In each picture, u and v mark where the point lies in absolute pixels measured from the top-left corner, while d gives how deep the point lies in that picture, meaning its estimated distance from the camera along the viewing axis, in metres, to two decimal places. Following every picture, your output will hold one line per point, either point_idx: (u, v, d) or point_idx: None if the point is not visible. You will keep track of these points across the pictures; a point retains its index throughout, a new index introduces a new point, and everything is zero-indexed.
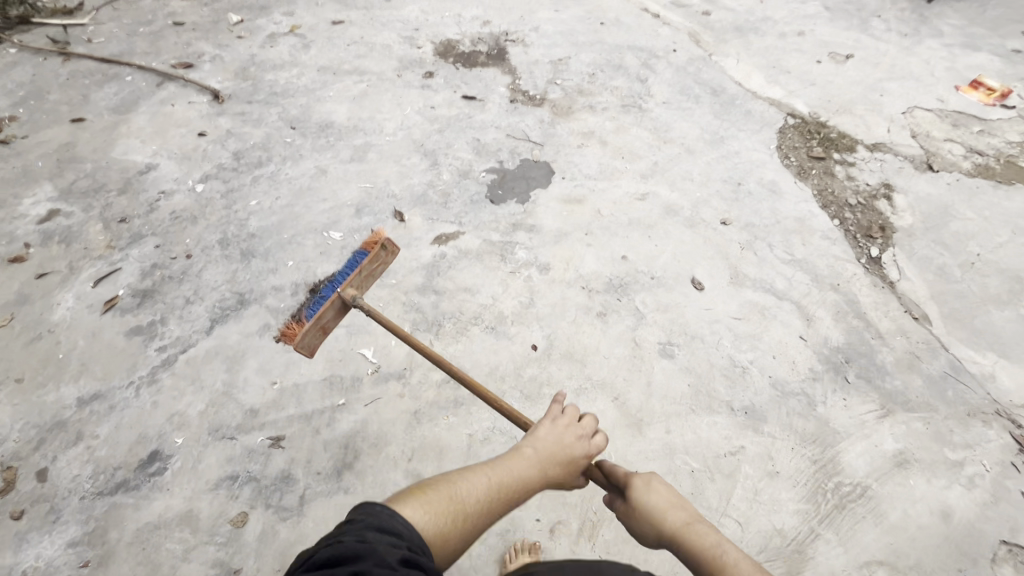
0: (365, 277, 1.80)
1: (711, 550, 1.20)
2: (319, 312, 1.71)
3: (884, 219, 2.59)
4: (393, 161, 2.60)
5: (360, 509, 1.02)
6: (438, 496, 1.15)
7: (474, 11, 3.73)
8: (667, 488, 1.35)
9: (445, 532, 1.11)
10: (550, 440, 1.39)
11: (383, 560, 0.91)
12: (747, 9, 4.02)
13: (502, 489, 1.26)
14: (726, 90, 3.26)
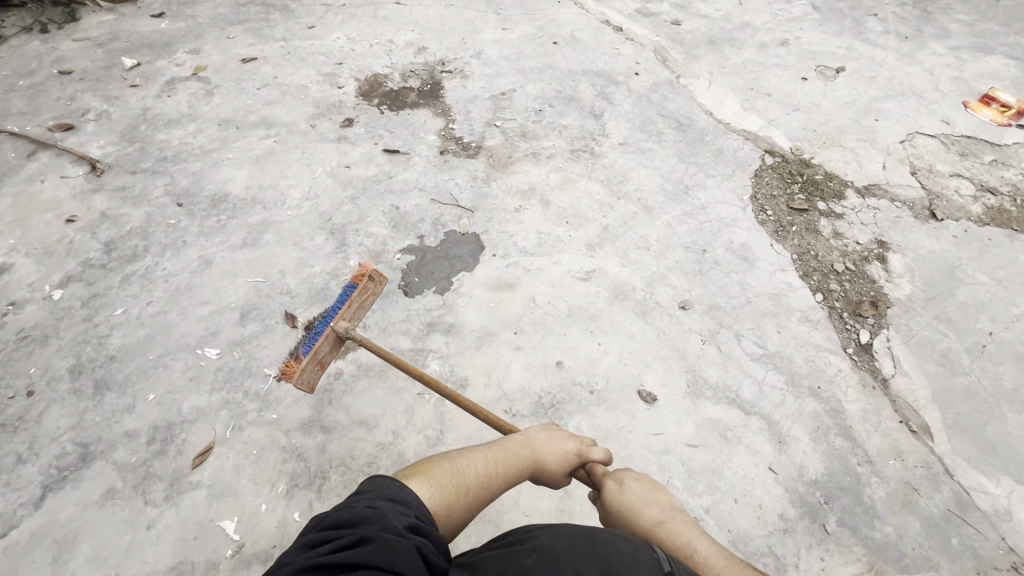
0: (357, 308, 1.77)
1: (685, 547, 1.24)
2: (314, 346, 1.67)
3: (876, 289, 2.17)
4: (293, 244, 2.21)
5: (369, 482, 1.01)
6: (444, 471, 1.29)
7: (409, 36, 3.29)
8: (647, 483, 1.43)
9: (450, 504, 1.23)
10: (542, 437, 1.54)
11: (389, 525, 0.89)
12: (722, 16, 3.54)
13: (499, 473, 1.39)
14: (694, 122, 2.82)
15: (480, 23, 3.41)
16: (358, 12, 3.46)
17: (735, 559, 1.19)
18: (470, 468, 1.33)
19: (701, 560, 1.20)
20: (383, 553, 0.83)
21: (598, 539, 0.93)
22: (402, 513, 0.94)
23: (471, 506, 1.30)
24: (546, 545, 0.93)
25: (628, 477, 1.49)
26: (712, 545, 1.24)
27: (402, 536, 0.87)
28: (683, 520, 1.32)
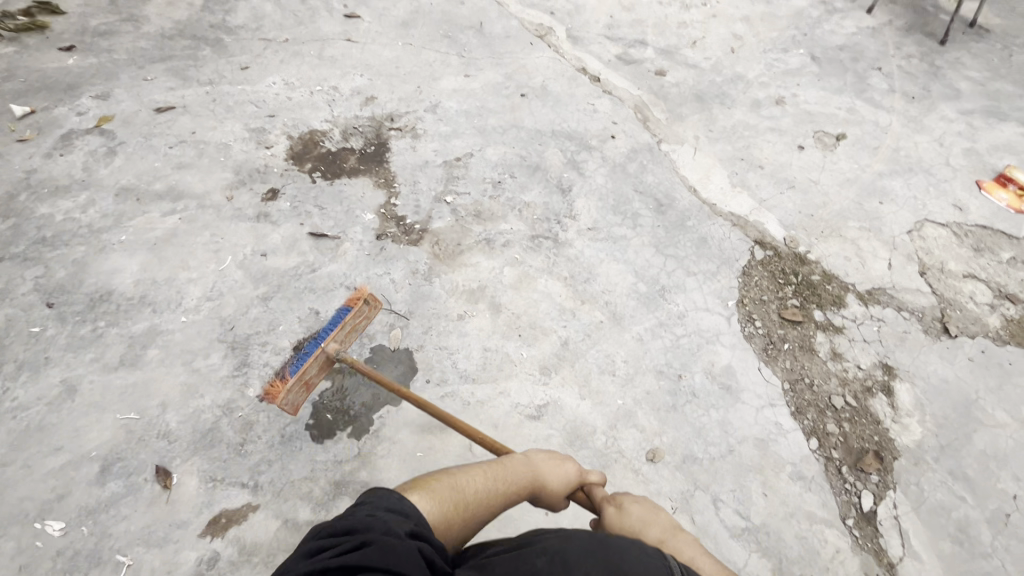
0: (350, 332, 1.77)
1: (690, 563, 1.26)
2: (302, 366, 1.65)
3: (881, 432, 1.84)
4: (182, 365, 1.82)
5: (374, 494, 1.09)
6: (444, 485, 1.25)
7: (357, 82, 2.89)
8: (646, 504, 1.44)
9: (448, 520, 1.20)
10: (540, 458, 1.52)
11: (391, 529, 1.00)
12: (711, 66, 3.18)
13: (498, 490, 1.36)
14: (676, 201, 2.46)
15: (440, 67, 3.02)
16: (302, 50, 3.05)
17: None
18: (469, 484, 1.30)
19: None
20: (385, 555, 0.93)
21: (607, 542, 1.07)
22: (407, 522, 1.04)
23: (467, 524, 1.26)
24: (554, 545, 1.05)
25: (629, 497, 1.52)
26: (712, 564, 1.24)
27: (405, 539, 0.99)
28: (681, 538, 1.32)
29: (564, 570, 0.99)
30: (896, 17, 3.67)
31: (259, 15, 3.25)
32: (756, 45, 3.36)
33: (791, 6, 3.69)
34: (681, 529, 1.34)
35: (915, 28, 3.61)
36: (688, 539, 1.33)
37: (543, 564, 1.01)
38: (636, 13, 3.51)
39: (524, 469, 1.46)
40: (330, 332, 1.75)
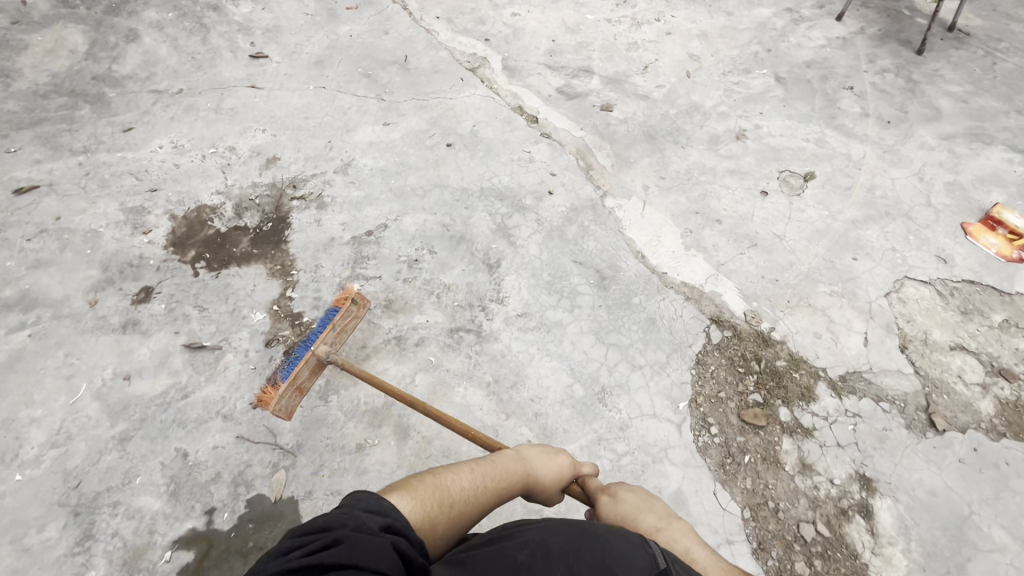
0: (339, 332, 1.76)
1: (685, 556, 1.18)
2: (296, 369, 1.66)
3: (860, 568, 1.55)
4: (10, 543, 1.49)
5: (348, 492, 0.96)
6: (429, 483, 1.15)
7: (257, 139, 2.52)
8: (639, 494, 1.37)
9: (432, 519, 1.08)
10: (532, 452, 1.44)
11: (363, 524, 0.88)
12: (664, 95, 2.84)
13: (488, 486, 1.26)
14: (621, 271, 2.14)
15: (356, 114, 2.66)
16: (196, 102, 2.67)
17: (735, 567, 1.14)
18: (457, 480, 1.20)
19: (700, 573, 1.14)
20: (360, 554, 0.82)
21: (593, 535, 0.96)
22: (384, 518, 0.93)
23: (456, 524, 1.14)
24: (537, 537, 0.97)
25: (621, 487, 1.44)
26: (710, 555, 1.17)
27: (383, 537, 0.88)
28: (675, 528, 1.26)
29: (546, 566, 0.91)
30: (869, 24, 3.36)
31: (151, 61, 2.87)
32: (715, 66, 3.02)
33: (753, 18, 3.36)
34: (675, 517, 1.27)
35: (889, 36, 3.29)
36: (684, 528, 1.26)
37: (526, 560, 0.93)
38: (581, 34, 3.16)
39: (515, 464, 1.38)
40: (319, 334, 1.74)
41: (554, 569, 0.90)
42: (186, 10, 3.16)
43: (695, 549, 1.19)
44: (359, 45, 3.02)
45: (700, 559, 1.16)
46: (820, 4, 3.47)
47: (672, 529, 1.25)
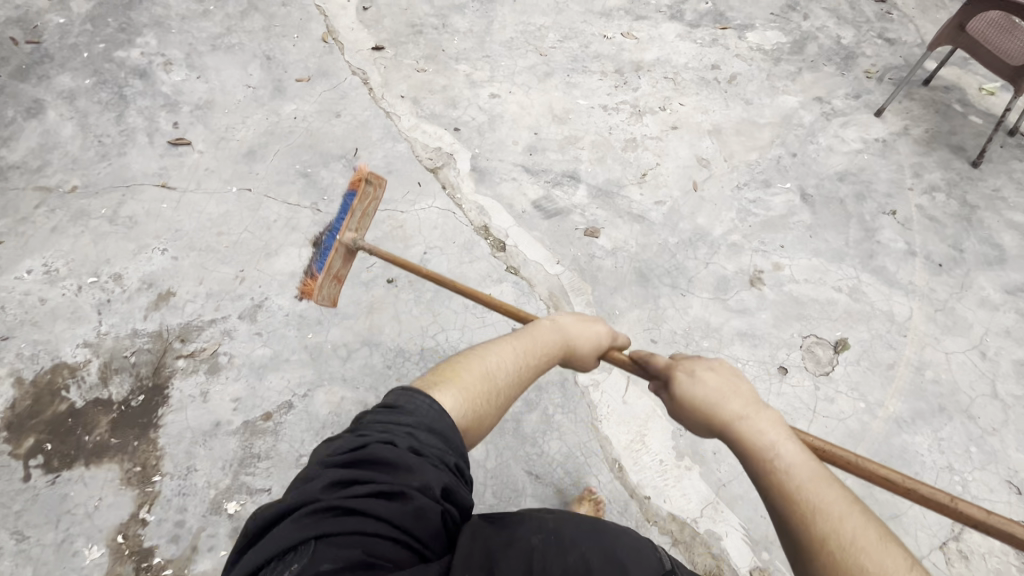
0: (361, 218, 1.72)
1: (764, 452, 0.96)
2: (330, 261, 1.71)
3: None
4: None
5: (406, 396, 0.96)
6: (467, 375, 1.10)
7: (153, 263, 2.03)
8: (719, 370, 1.16)
9: (480, 413, 1.07)
10: (571, 322, 1.39)
11: (427, 484, 0.85)
12: (663, 216, 2.32)
13: (530, 369, 1.23)
14: (591, 491, 1.64)
15: (282, 230, 2.16)
16: (89, 204, 2.19)
17: (828, 476, 0.89)
18: (496, 373, 1.15)
19: (777, 469, 0.93)
20: (418, 518, 0.81)
21: (604, 527, 0.96)
22: (439, 447, 0.91)
23: (503, 407, 1.14)
24: (551, 523, 0.95)
25: (699, 358, 1.25)
26: (799, 456, 0.93)
27: (438, 471, 0.88)
28: (756, 414, 1.03)
29: (560, 553, 0.89)
30: (914, 122, 2.84)
31: (49, 144, 2.40)
32: (727, 175, 2.51)
33: (776, 110, 2.84)
34: (759, 403, 1.04)
35: (939, 140, 2.77)
36: (772, 417, 1.02)
37: (541, 543, 0.91)
38: (569, 124, 2.66)
39: (556, 336, 1.33)
40: (342, 221, 1.71)
41: (568, 559, 0.88)
42: (108, 75, 2.71)
43: (778, 439, 0.97)
44: (303, 131, 2.53)
45: (783, 456, 0.94)
46: (856, 94, 2.97)
47: (756, 414, 1.04)
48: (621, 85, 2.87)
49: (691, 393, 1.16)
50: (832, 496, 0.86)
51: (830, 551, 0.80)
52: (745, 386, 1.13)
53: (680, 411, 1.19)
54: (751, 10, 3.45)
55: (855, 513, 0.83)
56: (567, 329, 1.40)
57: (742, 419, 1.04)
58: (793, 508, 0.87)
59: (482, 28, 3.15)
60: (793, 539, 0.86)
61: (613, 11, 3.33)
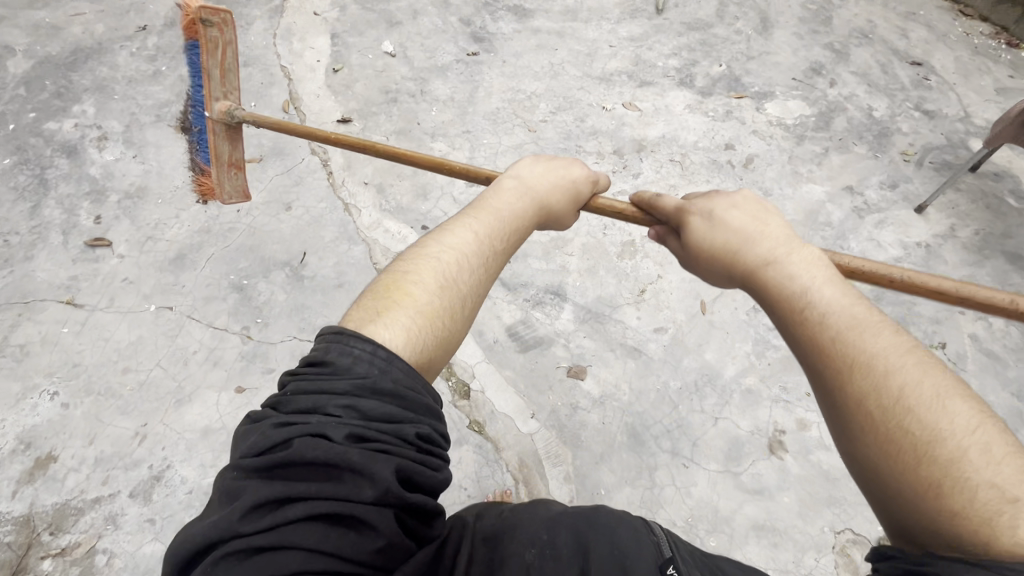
0: (222, 83, 1.76)
1: (798, 295, 0.98)
2: (212, 143, 1.84)
3: None
4: None
5: (340, 350, 0.88)
6: (422, 287, 1.12)
7: (36, 413, 1.68)
8: (749, 214, 1.15)
9: (442, 331, 1.08)
10: (533, 188, 1.50)
11: (359, 492, 0.76)
12: (664, 349, 1.93)
13: (491, 252, 1.29)
14: None
15: (201, 366, 1.80)
16: None
17: (861, 311, 0.91)
18: (456, 276, 1.19)
19: (808, 312, 0.94)
20: (356, 528, 0.75)
21: (605, 524, 1.00)
22: (389, 420, 0.84)
23: (466, 304, 1.18)
24: (544, 535, 0.98)
25: (730, 195, 1.24)
26: (834, 296, 0.94)
27: (385, 459, 0.79)
28: (789, 260, 1.04)
29: (556, 568, 0.94)
30: (962, 221, 2.44)
31: None
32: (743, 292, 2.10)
33: (798, 203, 2.46)
34: (790, 247, 1.05)
35: (993, 245, 2.36)
36: (805, 259, 1.03)
37: (536, 559, 0.95)
38: None
39: (518, 207, 1.44)
40: (205, 97, 1.77)
41: (567, 573, 0.93)
42: (31, 153, 2.39)
43: (823, 285, 0.97)
44: (246, 228, 2.18)
45: (818, 301, 0.95)
46: (892, 183, 2.58)
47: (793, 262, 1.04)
48: (619, 170, 2.52)
49: (713, 241, 1.18)
50: (889, 344, 0.84)
51: (868, 406, 0.80)
52: (780, 233, 1.11)
53: (703, 262, 1.23)
54: (770, 75, 3.10)
55: (915, 369, 0.80)
56: (534, 194, 1.50)
57: (777, 267, 1.05)
58: (831, 359, 0.87)
59: (465, 95, 2.81)
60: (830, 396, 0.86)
61: (613, 76, 2.99)
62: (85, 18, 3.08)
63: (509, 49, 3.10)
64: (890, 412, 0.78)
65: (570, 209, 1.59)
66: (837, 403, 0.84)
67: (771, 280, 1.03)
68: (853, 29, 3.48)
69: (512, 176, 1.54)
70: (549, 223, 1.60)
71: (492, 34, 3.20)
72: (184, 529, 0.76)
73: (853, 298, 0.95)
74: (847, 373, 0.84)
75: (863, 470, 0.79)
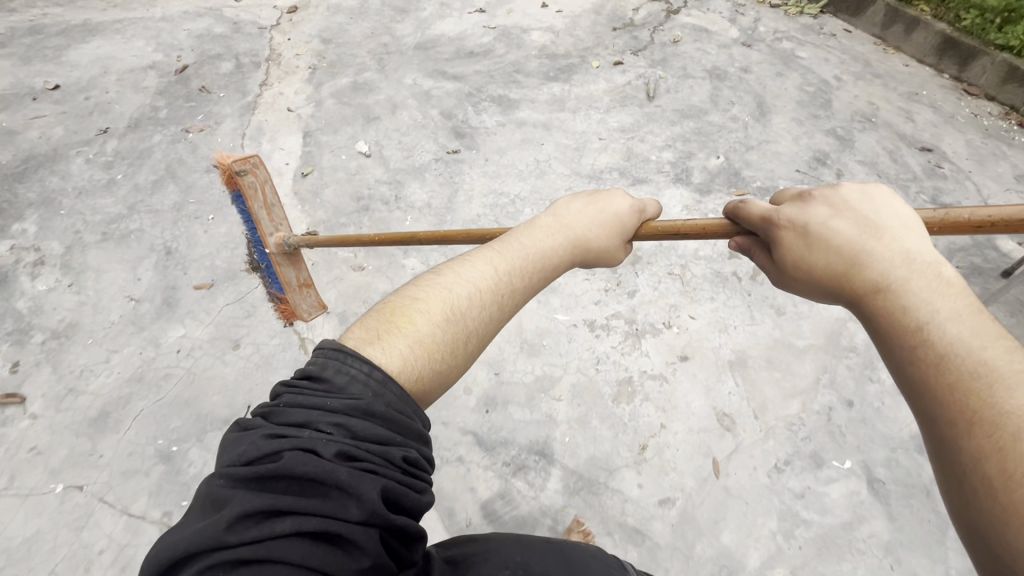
0: (270, 215, 1.69)
1: (918, 334, 0.78)
2: (280, 274, 1.81)
3: None
4: None
5: (336, 368, 0.84)
6: (428, 315, 1.02)
7: None
8: (861, 225, 0.90)
9: (441, 368, 0.98)
10: (569, 219, 1.29)
11: (344, 510, 0.72)
12: (670, 531, 1.61)
13: (508, 286, 1.13)
14: None
15: (106, 572, 1.48)
16: None
17: (1007, 358, 0.70)
18: (467, 311, 1.07)
19: (933, 356, 0.75)
20: (341, 549, 0.70)
21: (572, 554, 1.00)
22: (381, 441, 0.80)
23: (472, 338, 1.06)
24: (517, 558, 0.95)
25: (828, 194, 0.96)
26: (963, 334, 0.74)
27: (371, 479, 0.75)
28: (913, 290, 0.82)
29: None
30: None
31: None
32: (761, 446, 1.79)
33: (817, 322, 2.16)
34: (915, 274, 0.83)
35: None
36: (944, 293, 0.80)
37: None
38: (543, 356, 2.00)
39: (550, 242, 1.24)
40: (259, 232, 1.71)
41: None
42: None
43: (950, 321, 0.77)
44: (184, 372, 1.91)
45: (946, 337, 0.75)
46: None
47: (914, 290, 0.82)
48: (612, 287, 2.24)
49: (813, 263, 0.93)
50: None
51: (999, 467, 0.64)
52: (900, 250, 0.86)
53: (795, 282, 0.99)
54: (771, 167, 2.90)
55: None
56: (567, 229, 1.28)
57: (893, 296, 0.84)
58: (957, 407, 0.70)
59: (444, 200, 2.61)
60: (942, 452, 0.71)
61: (604, 173, 2.79)
62: (44, 122, 2.94)
63: (492, 144, 2.92)
64: (1014, 485, 0.62)
65: (618, 241, 1.32)
66: (952, 464, 0.69)
67: (887, 312, 0.83)
68: (854, 113, 3.32)
69: (555, 209, 1.34)
70: (595, 262, 1.34)
71: (475, 128, 3.03)
72: (165, 535, 0.71)
73: (994, 337, 0.74)
74: (965, 429, 0.68)
75: (978, 539, 0.64)
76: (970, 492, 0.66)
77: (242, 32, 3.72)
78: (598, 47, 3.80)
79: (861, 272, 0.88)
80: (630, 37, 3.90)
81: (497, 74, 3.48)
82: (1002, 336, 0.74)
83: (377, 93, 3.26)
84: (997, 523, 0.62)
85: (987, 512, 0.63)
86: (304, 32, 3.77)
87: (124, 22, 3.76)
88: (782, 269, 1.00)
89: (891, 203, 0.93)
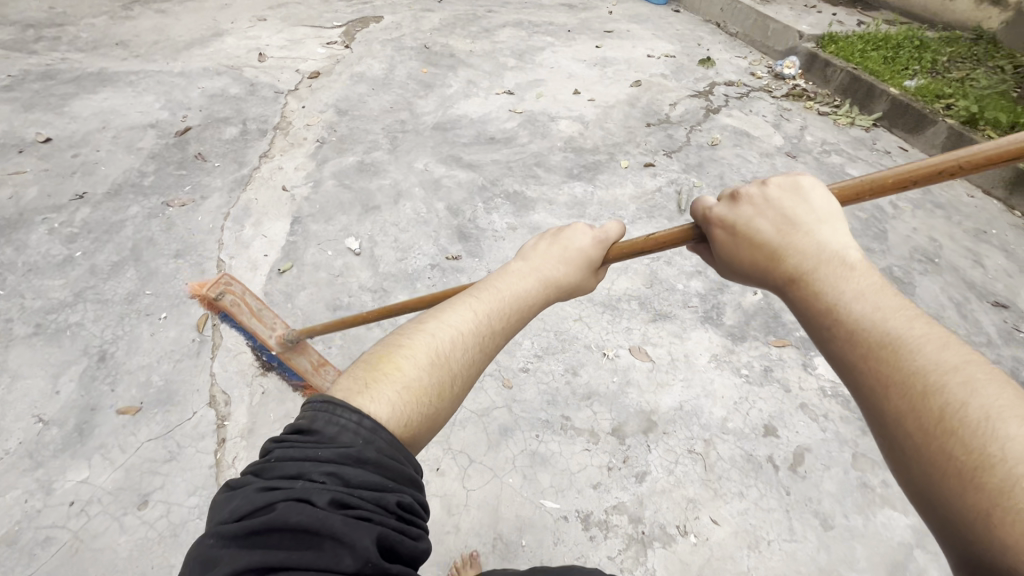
0: (261, 319, 1.86)
1: (832, 311, 0.81)
2: (293, 365, 1.86)
3: None
4: None
5: (326, 419, 0.77)
6: (414, 356, 0.91)
7: None
8: (777, 219, 0.93)
9: (433, 411, 0.89)
10: (546, 253, 1.18)
11: (341, 559, 0.67)
12: None
13: (494, 327, 1.02)
14: None
15: None
16: None
17: (915, 330, 0.74)
18: (453, 353, 0.95)
19: (858, 334, 0.77)
20: None
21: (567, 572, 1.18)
22: (374, 487, 0.75)
23: (462, 379, 0.95)
24: None
25: (754, 193, 0.97)
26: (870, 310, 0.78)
27: (366, 526, 0.70)
28: (830, 275, 0.85)
29: None
30: None
31: None
32: None
33: (873, 549, 1.71)
34: (825, 257, 0.87)
35: None
36: (850, 274, 0.84)
37: None
38: (520, 563, 1.58)
39: (531, 281, 1.12)
40: (257, 335, 1.83)
41: None
42: None
43: (855, 301, 0.80)
44: (69, 537, 1.54)
45: (861, 315, 0.78)
46: None
47: (822, 274, 0.85)
48: (616, 465, 1.82)
49: (744, 258, 0.95)
50: (943, 359, 0.70)
51: (937, 435, 0.65)
52: (815, 242, 0.89)
53: (733, 276, 1.01)
54: None
55: (988, 397, 0.64)
56: (543, 267, 1.15)
57: (811, 282, 0.86)
58: (887, 387, 0.71)
59: None
60: (883, 431, 0.72)
61: (621, 301, 2.40)
62: (21, 179, 2.72)
63: (499, 253, 2.59)
64: (936, 434, 0.65)
65: (589, 270, 1.20)
66: (881, 424, 0.72)
67: (809, 300, 0.85)
68: (914, 249, 2.93)
69: (538, 240, 1.23)
70: (575, 290, 1.21)
71: (482, 229, 2.72)
72: None
73: (901, 312, 0.77)
74: (891, 398, 0.71)
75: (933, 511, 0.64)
76: (915, 461, 0.67)
77: (257, 95, 3.55)
78: (629, 143, 3.52)
79: (783, 261, 0.90)
80: (664, 136, 3.63)
81: (516, 166, 3.21)
82: (908, 309, 0.78)
83: (383, 176, 3.00)
84: (926, 472, 0.65)
85: (918, 462, 0.66)
86: (320, 100, 3.59)
87: (139, 74, 3.63)
88: (723, 266, 1.01)
89: (816, 192, 0.95)
